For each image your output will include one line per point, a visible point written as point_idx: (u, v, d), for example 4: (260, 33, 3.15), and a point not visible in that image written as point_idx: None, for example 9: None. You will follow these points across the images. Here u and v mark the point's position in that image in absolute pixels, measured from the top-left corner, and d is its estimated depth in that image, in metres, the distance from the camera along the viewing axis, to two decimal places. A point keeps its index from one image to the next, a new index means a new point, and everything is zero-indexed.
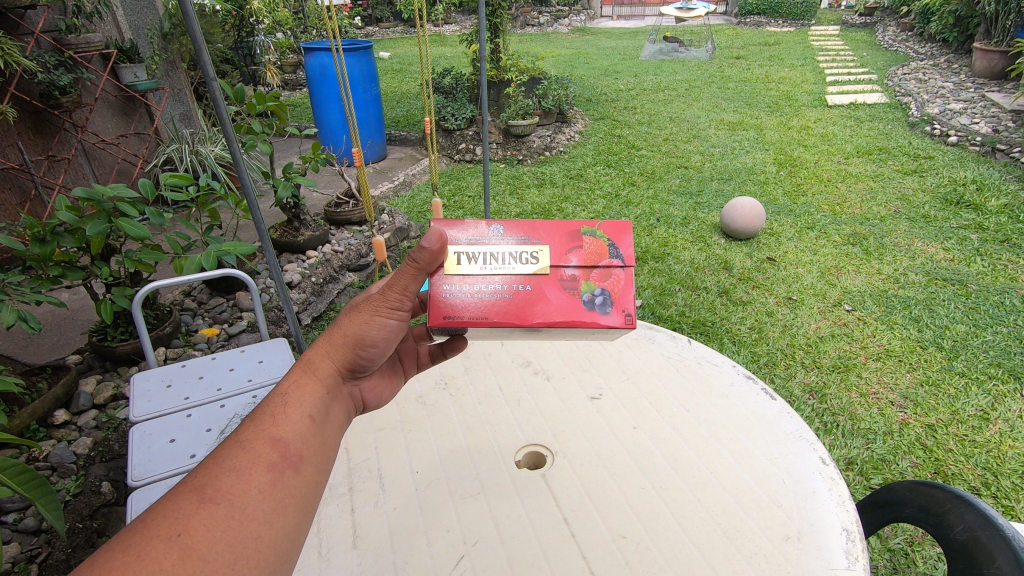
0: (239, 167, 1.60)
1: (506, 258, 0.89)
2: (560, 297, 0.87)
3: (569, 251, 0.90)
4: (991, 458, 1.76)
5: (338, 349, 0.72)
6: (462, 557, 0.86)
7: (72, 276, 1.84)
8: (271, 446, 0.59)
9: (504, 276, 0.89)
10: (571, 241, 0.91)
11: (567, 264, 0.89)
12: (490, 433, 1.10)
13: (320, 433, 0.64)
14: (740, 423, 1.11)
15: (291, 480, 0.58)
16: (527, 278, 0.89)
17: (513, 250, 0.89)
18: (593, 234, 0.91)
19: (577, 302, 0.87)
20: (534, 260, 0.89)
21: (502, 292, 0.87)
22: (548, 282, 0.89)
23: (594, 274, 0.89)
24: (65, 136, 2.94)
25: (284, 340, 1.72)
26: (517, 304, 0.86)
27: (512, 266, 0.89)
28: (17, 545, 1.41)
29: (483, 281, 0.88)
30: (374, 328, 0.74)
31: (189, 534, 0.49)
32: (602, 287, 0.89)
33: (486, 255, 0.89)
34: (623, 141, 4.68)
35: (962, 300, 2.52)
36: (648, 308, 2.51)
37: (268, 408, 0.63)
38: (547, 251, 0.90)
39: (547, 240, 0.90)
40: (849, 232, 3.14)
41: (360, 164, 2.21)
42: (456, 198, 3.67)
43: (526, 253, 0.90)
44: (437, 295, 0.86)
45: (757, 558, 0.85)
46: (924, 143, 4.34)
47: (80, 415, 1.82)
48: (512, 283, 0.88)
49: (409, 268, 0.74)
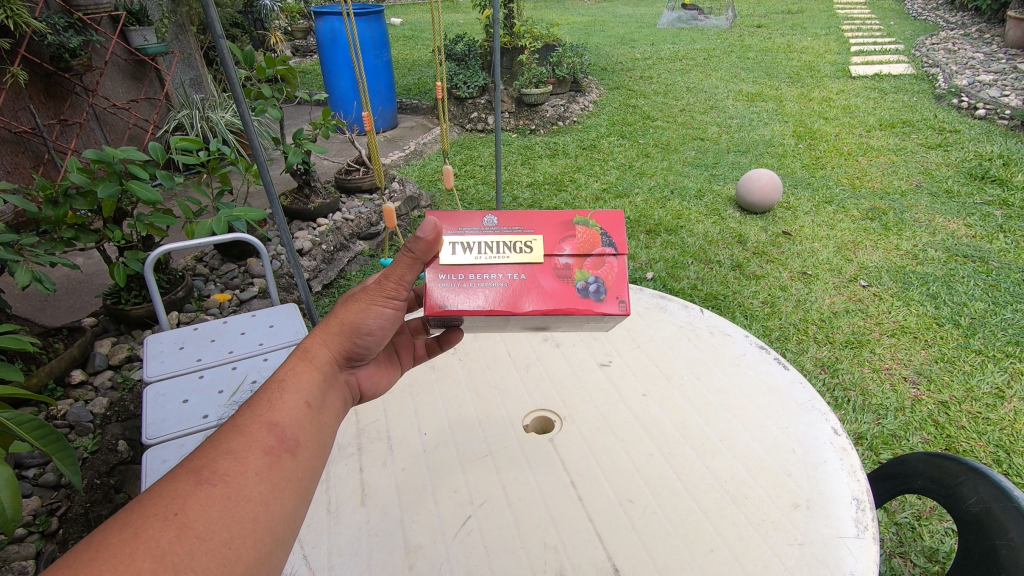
0: (249, 131, 1.56)
1: (500, 248, 0.87)
2: (555, 286, 0.85)
3: (562, 240, 0.87)
4: (1004, 436, 1.73)
5: (334, 337, 0.72)
6: (469, 517, 0.87)
7: (85, 239, 1.86)
8: (267, 429, 0.58)
9: (499, 266, 0.86)
10: (564, 230, 0.88)
11: (560, 252, 0.87)
12: (499, 399, 1.10)
13: (317, 418, 0.64)
14: (751, 392, 1.10)
15: (287, 464, 0.58)
16: (522, 267, 0.86)
17: (508, 239, 0.87)
18: (584, 224, 0.88)
19: (570, 288, 0.86)
20: (529, 249, 0.87)
21: (496, 281, 0.85)
22: (541, 271, 0.86)
23: (587, 263, 0.87)
24: (77, 100, 2.95)
25: (294, 305, 1.72)
26: (512, 292, 0.85)
27: (506, 255, 0.86)
28: (38, 499, 1.46)
29: (479, 271, 0.86)
30: (370, 317, 0.73)
31: (186, 512, 0.49)
32: (596, 275, 0.87)
33: (481, 245, 0.86)
34: (638, 111, 4.58)
35: (983, 277, 2.46)
36: (660, 281, 2.48)
37: (265, 394, 0.63)
38: (540, 240, 0.87)
39: (540, 229, 0.88)
40: (868, 206, 3.07)
41: (371, 130, 2.09)
42: (467, 167, 3.64)
43: (520, 243, 0.87)
44: (433, 285, 0.84)
45: (764, 525, 0.85)
46: (950, 117, 4.20)
47: (96, 375, 1.85)
48: (507, 271, 0.86)
49: (405, 258, 0.72)
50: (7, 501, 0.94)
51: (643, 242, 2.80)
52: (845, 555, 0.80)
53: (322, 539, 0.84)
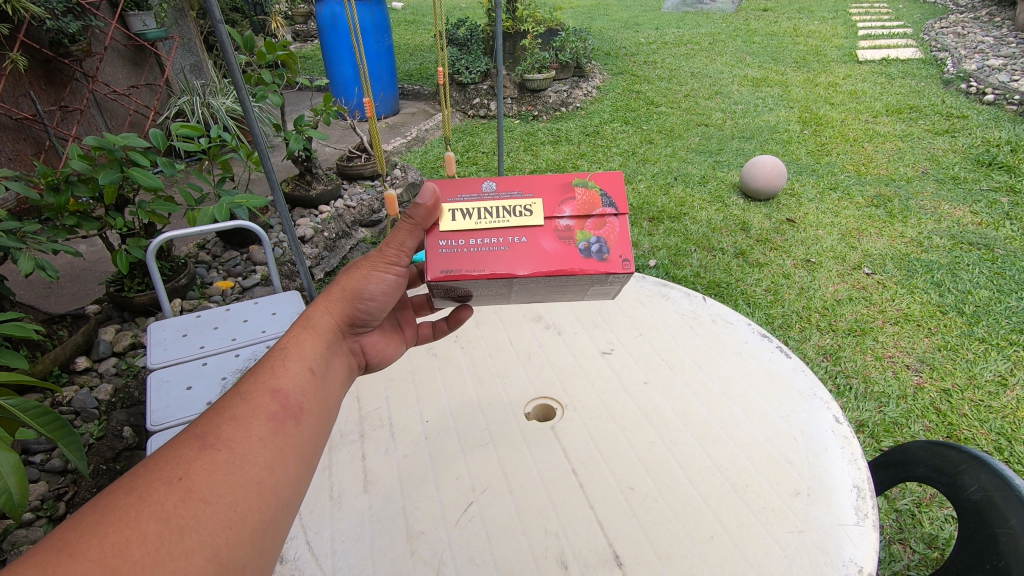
0: (249, 117, 1.55)
1: (499, 213, 0.86)
2: (556, 244, 0.84)
3: (561, 202, 0.87)
4: (1005, 424, 1.73)
5: (336, 305, 0.73)
6: (470, 504, 0.87)
7: (87, 226, 1.86)
8: (271, 395, 0.59)
9: (499, 231, 0.86)
10: (563, 192, 0.87)
11: (560, 214, 0.86)
12: (500, 386, 1.10)
13: (320, 383, 0.65)
14: (753, 381, 1.09)
15: (291, 429, 0.58)
16: (522, 231, 0.86)
17: (507, 204, 0.86)
18: (583, 186, 0.88)
19: (571, 245, 0.85)
20: (528, 213, 0.86)
21: (496, 245, 0.85)
22: (541, 234, 0.86)
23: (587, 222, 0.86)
24: (77, 86, 2.94)
25: (297, 293, 1.72)
26: (514, 252, 0.84)
27: (506, 220, 0.86)
28: (45, 484, 1.48)
29: (479, 237, 0.85)
30: (372, 282, 0.75)
31: (191, 477, 0.49)
32: (597, 235, 0.85)
33: (480, 210, 0.86)
34: (642, 97, 4.54)
35: (988, 265, 2.45)
36: (662, 269, 2.47)
37: (268, 361, 0.63)
38: (539, 203, 0.87)
39: (539, 192, 0.87)
40: (873, 193, 3.05)
41: (372, 116, 2.07)
42: (469, 154, 3.62)
43: (520, 207, 0.86)
44: (434, 252, 0.83)
45: (765, 512, 0.85)
46: (958, 102, 4.15)
47: (101, 362, 1.86)
48: (507, 232, 0.85)
49: (405, 224, 0.76)
50: (15, 487, 0.95)
51: (646, 229, 2.79)
52: (844, 543, 0.80)
53: (324, 525, 0.85)
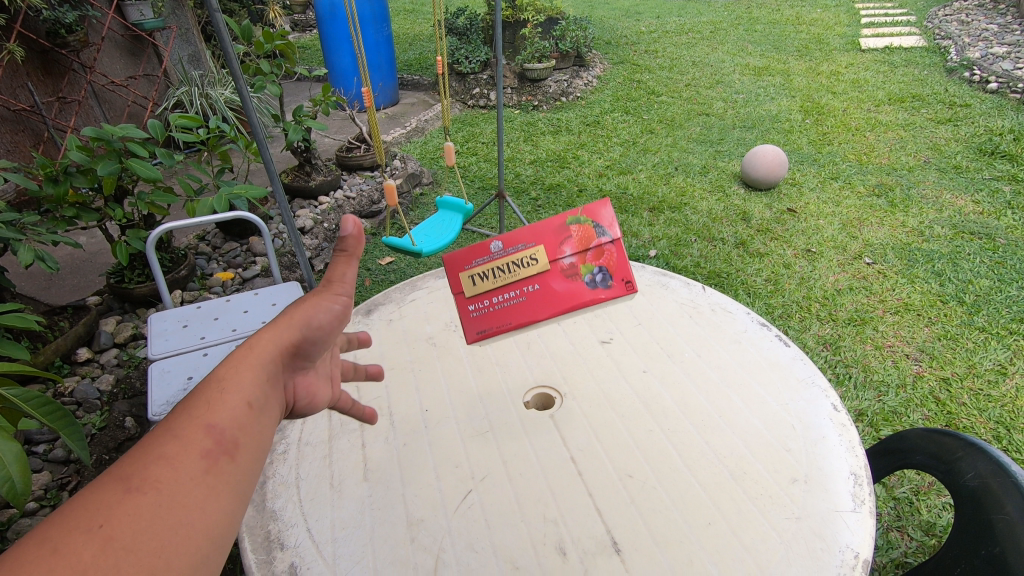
0: (248, 108, 1.54)
1: (512, 267, 0.98)
2: (563, 276, 1.00)
3: (561, 244, 0.98)
4: (1005, 412, 1.74)
5: (279, 327, 0.54)
6: (469, 491, 0.88)
7: (87, 217, 1.86)
8: (203, 432, 0.45)
9: (516, 282, 0.99)
10: (561, 234, 0.98)
11: (564, 256, 0.99)
12: (499, 374, 1.10)
13: (264, 417, 0.50)
14: (752, 369, 1.10)
15: (228, 468, 0.45)
16: (535, 278, 0.99)
17: (516, 257, 0.97)
18: (575, 221, 0.98)
19: (574, 273, 1.00)
20: (537, 261, 0.98)
21: (517, 297, 0.99)
22: (552, 275, 1.00)
23: (586, 253, 1.00)
24: (75, 77, 2.92)
25: (297, 284, 1.72)
26: (534, 293, 0.99)
27: (519, 270, 0.98)
28: (49, 473, 1.49)
29: (500, 292, 0.98)
30: (318, 311, 0.56)
31: (114, 523, 0.38)
32: (598, 264, 1.00)
33: (494, 270, 0.97)
34: (643, 86, 4.51)
35: (989, 254, 2.44)
36: (662, 259, 2.47)
37: (199, 388, 0.48)
38: (543, 250, 0.98)
39: (541, 240, 0.98)
40: (874, 183, 3.04)
41: (371, 106, 2.06)
42: (469, 144, 3.60)
43: (528, 257, 0.98)
44: (467, 316, 0.97)
45: (762, 499, 0.85)
46: (961, 90, 4.12)
47: (102, 353, 1.87)
48: (525, 275, 0.99)
49: (339, 255, 0.56)
50: (17, 474, 0.96)
51: (646, 220, 2.78)
52: (841, 529, 0.81)
53: (325, 512, 0.85)
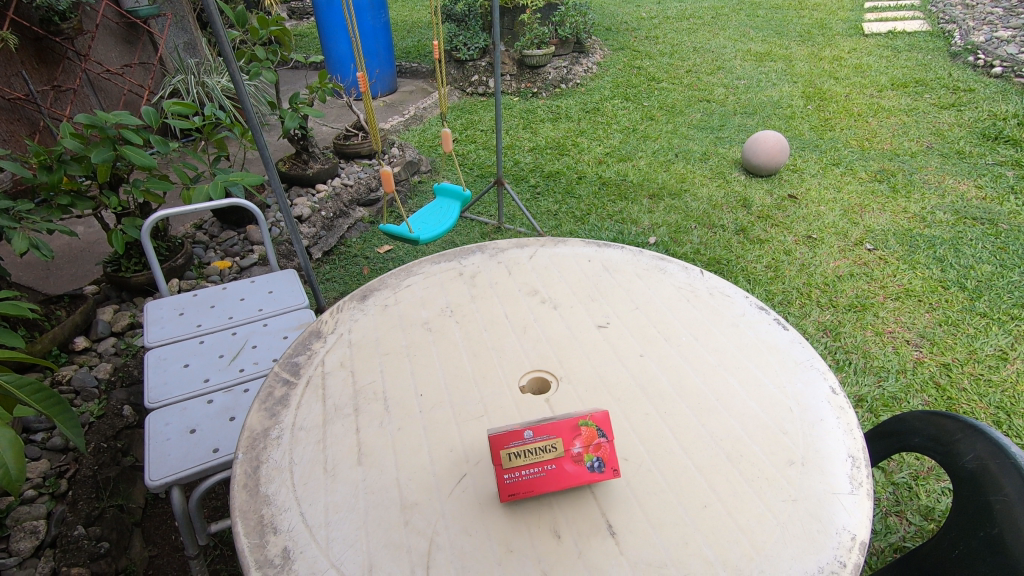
0: (241, 92, 1.52)
1: (528, 453, 0.82)
2: (575, 475, 0.82)
3: (572, 435, 0.83)
4: (1005, 397, 1.73)
5: None
6: (464, 475, 0.87)
7: (81, 205, 1.85)
8: None
9: (527, 464, 0.82)
10: (573, 426, 0.84)
11: (573, 447, 0.83)
12: (495, 359, 1.10)
13: None
14: (750, 352, 1.09)
15: None
16: (546, 461, 0.83)
17: (534, 446, 0.82)
18: (590, 421, 0.84)
19: (587, 475, 0.82)
20: (549, 448, 0.82)
21: (531, 476, 0.82)
22: (563, 460, 0.83)
23: (601, 446, 0.84)
24: (70, 65, 2.89)
25: (294, 271, 1.71)
26: (538, 488, 0.81)
27: (533, 458, 0.82)
28: (47, 461, 1.49)
29: (515, 470, 0.82)
30: None
31: None
32: (600, 454, 0.84)
33: (516, 452, 0.81)
34: (643, 73, 4.47)
35: (991, 240, 2.43)
36: (662, 246, 2.45)
37: None
38: (556, 438, 0.83)
39: (555, 430, 0.83)
40: (877, 168, 3.01)
41: (367, 91, 2.02)
42: (467, 132, 3.58)
43: (542, 447, 0.82)
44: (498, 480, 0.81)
45: (759, 481, 0.85)
46: (964, 75, 4.07)
47: (99, 342, 1.87)
48: (528, 467, 0.82)
49: None
50: (11, 461, 0.91)
51: (646, 206, 2.76)
52: (838, 511, 0.81)
53: (319, 496, 0.85)
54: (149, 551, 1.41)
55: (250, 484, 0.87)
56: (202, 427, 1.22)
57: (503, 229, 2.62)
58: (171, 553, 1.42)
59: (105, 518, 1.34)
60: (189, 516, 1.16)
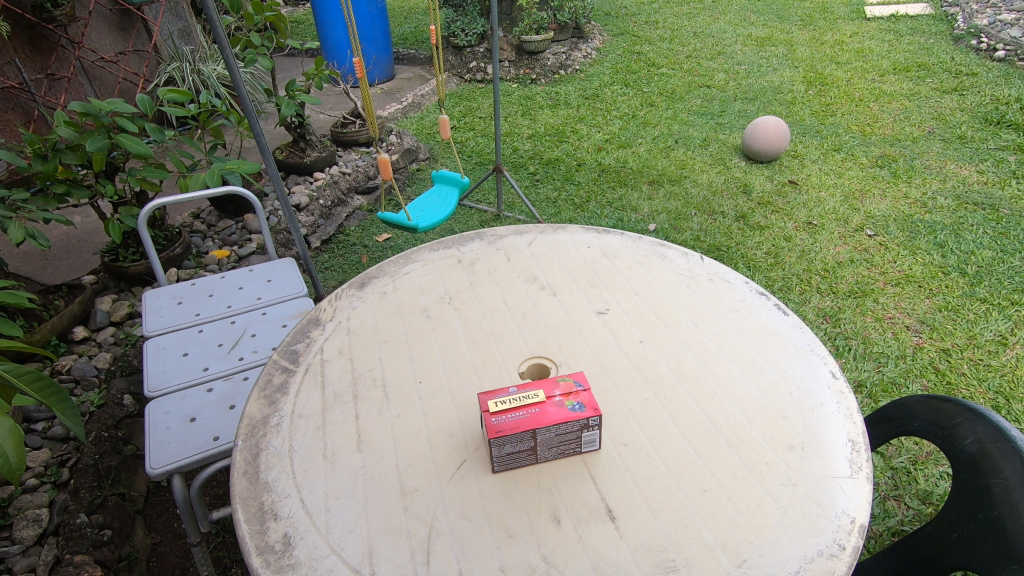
0: (236, 79, 1.50)
1: (512, 400, 0.85)
2: (558, 415, 0.83)
3: (551, 387, 0.88)
4: (1004, 382, 1.73)
5: None
6: (464, 461, 0.87)
7: (77, 194, 1.84)
8: None
9: (513, 410, 0.84)
10: (551, 382, 0.89)
11: (552, 393, 0.87)
12: (494, 346, 1.09)
13: None
14: (750, 338, 1.08)
15: None
16: (530, 405, 0.85)
17: (515, 395, 0.86)
18: (567, 377, 0.90)
19: (570, 414, 0.83)
20: (531, 395, 0.86)
21: (517, 417, 0.83)
22: (545, 405, 0.85)
23: (581, 394, 0.87)
24: (64, 53, 2.87)
25: (293, 259, 1.70)
26: (523, 427, 0.82)
27: (517, 403, 0.85)
28: (48, 451, 1.49)
29: (502, 416, 0.83)
30: None
31: None
32: (581, 399, 0.86)
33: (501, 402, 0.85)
34: (643, 58, 4.43)
35: (992, 225, 2.41)
36: (662, 233, 2.44)
37: None
38: (536, 389, 0.87)
39: (535, 385, 0.88)
40: (878, 154, 2.99)
41: (363, 77, 1.99)
42: (466, 119, 3.55)
43: (524, 394, 0.86)
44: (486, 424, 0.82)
45: (758, 465, 0.85)
46: (968, 59, 4.03)
47: (98, 332, 1.86)
48: (512, 411, 0.84)
49: None
50: (10, 449, 0.90)
51: (646, 193, 2.75)
52: (837, 494, 0.81)
53: (318, 483, 0.85)
54: (151, 538, 1.42)
55: (250, 471, 0.87)
56: (202, 415, 1.22)
57: (502, 217, 2.61)
58: (174, 541, 1.43)
59: (108, 505, 1.34)
60: (190, 504, 1.16)
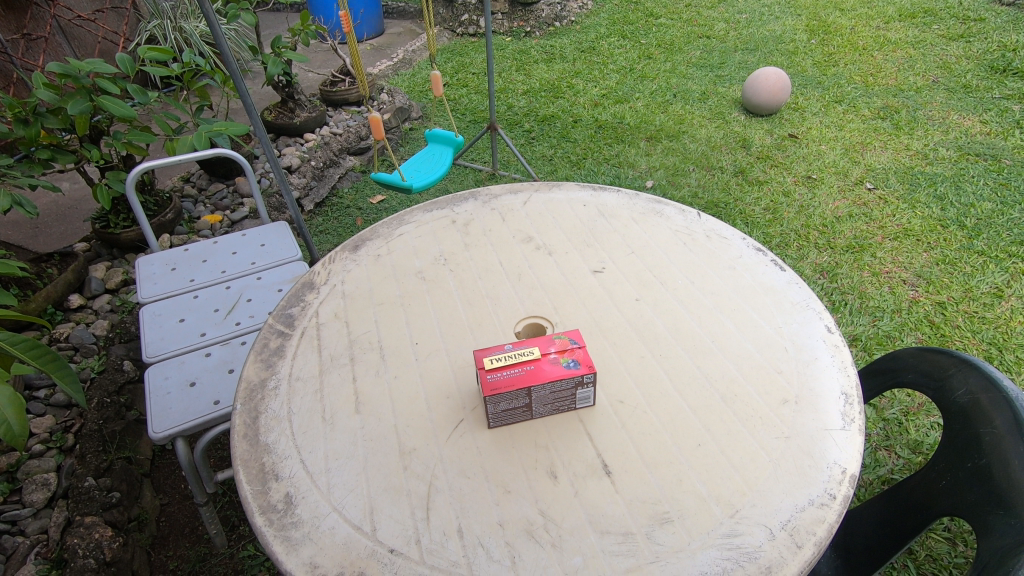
0: (217, 35, 1.43)
1: (509, 357, 0.85)
2: (552, 373, 0.84)
3: (547, 345, 0.88)
4: (998, 333, 1.75)
5: None
6: (461, 421, 0.88)
7: (62, 159, 1.79)
8: None
9: (509, 366, 0.84)
10: (547, 340, 0.89)
11: (547, 351, 0.86)
12: (490, 306, 1.09)
13: None
14: (746, 294, 1.08)
15: None
16: (525, 363, 0.85)
17: (512, 352, 0.86)
18: (562, 334, 0.90)
19: (564, 372, 0.84)
20: (527, 353, 0.86)
21: (512, 374, 0.83)
22: (540, 363, 0.85)
23: (575, 351, 0.87)
24: (39, 12, 2.75)
25: (285, 223, 1.68)
26: (518, 384, 0.82)
27: (514, 360, 0.85)
28: (52, 417, 1.51)
29: (499, 371, 0.83)
30: None
31: None
32: (575, 357, 0.86)
33: (498, 357, 0.85)
34: (641, 8, 4.27)
35: (993, 176, 2.39)
36: (659, 190, 2.42)
37: None
38: (531, 347, 0.87)
39: (531, 341, 0.88)
40: (880, 105, 2.93)
41: (350, 30, 1.88)
42: (458, 75, 3.45)
43: (520, 352, 0.86)
44: (483, 380, 0.83)
45: (752, 420, 0.86)
46: (976, 4, 3.90)
47: (94, 300, 1.86)
48: (507, 368, 0.84)
49: None
50: (13, 418, 0.90)
51: (643, 149, 2.71)
52: (830, 446, 0.82)
53: (319, 444, 0.86)
54: (160, 499, 1.45)
55: (250, 434, 0.88)
56: (202, 380, 1.22)
57: (497, 175, 2.57)
58: (182, 501, 1.47)
59: (114, 469, 1.37)
60: (194, 466, 1.18)
